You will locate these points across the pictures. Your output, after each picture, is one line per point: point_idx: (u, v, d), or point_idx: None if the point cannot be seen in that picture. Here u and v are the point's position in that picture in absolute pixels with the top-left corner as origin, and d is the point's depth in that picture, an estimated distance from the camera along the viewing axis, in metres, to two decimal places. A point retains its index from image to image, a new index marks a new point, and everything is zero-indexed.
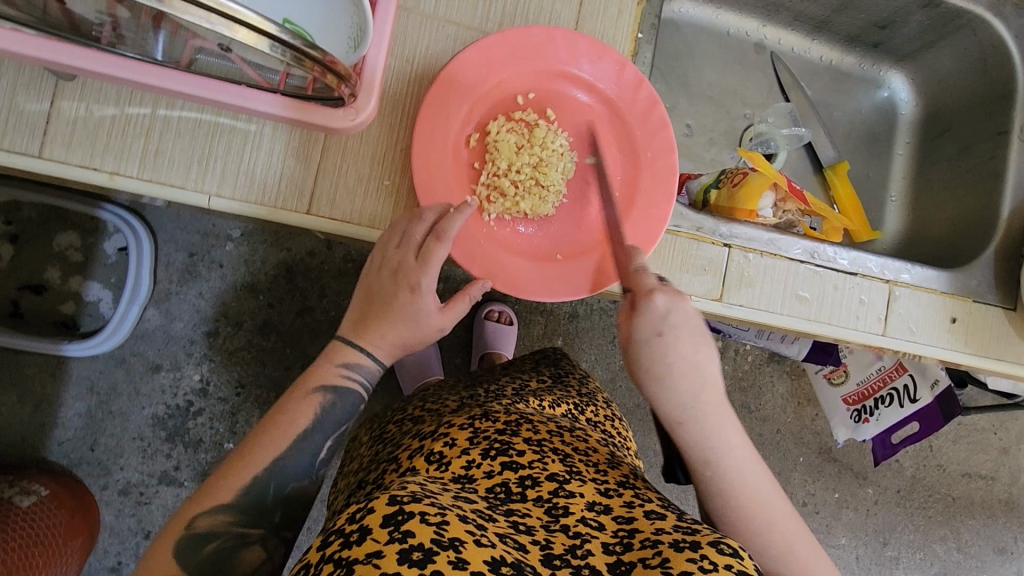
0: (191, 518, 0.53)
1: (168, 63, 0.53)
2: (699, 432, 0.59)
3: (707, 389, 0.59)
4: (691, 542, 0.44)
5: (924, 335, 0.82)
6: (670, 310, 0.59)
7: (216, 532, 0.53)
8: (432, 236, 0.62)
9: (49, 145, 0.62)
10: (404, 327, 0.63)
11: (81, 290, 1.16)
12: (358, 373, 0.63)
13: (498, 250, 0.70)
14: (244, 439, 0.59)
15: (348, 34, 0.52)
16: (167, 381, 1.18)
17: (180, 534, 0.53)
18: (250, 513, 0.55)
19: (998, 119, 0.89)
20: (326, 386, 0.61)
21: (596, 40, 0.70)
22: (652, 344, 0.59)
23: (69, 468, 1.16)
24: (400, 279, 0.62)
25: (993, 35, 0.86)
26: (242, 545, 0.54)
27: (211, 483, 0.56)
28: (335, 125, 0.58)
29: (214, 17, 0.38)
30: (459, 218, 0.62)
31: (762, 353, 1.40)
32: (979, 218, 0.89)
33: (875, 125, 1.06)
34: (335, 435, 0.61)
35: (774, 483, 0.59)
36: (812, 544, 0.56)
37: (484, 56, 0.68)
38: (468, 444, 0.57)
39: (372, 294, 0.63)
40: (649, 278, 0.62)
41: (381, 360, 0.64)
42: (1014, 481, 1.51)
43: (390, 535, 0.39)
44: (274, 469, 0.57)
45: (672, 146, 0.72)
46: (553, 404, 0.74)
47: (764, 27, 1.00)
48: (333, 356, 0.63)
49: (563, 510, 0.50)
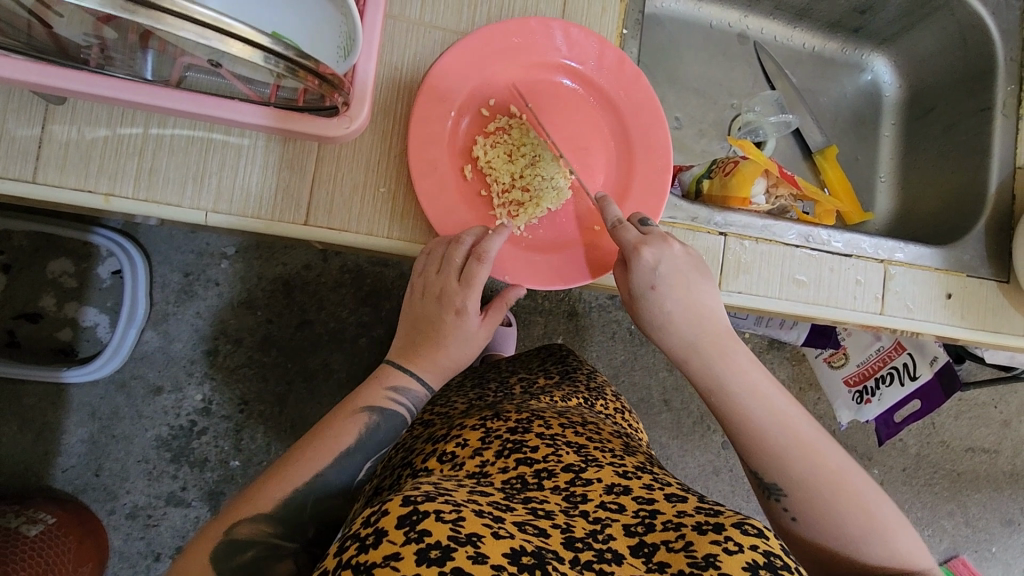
0: (234, 522, 0.53)
1: (158, 82, 0.53)
2: (702, 363, 0.62)
3: (709, 323, 0.63)
4: (714, 524, 0.44)
5: (921, 311, 0.83)
6: (658, 261, 0.63)
7: (255, 540, 0.53)
8: (473, 258, 0.64)
9: (42, 169, 0.61)
10: (453, 352, 0.66)
11: (78, 316, 1.15)
12: (405, 397, 0.64)
13: (537, 257, 0.71)
14: (288, 451, 0.59)
15: (338, 43, 0.52)
16: (169, 403, 1.17)
17: (218, 538, 0.53)
18: (287, 525, 0.54)
19: (981, 96, 0.90)
20: (373, 407, 0.62)
21: (517, 20, 0.69)
22: (647, 297, 0.63)
23: (74, 495, 1.15)
24: (445, 303, 0.65)
25: (972, 14, 0.88)
26: (275, 557, 0.53)
27: (254, 488, 0.56)
28: (329, 134, 0.59)
29: (209, 32, 0.38)
30: (497, 239, 0.65)
31: (762, 340, 1.41)
32: (969, 194, 0.89)
33: (861, 109, 1.07)
34: (376, 457, 0.61)
35: (797, 405, 0.59)
36: (845, 459, 0.56)
37: (434, 85, 0.68)
38: (480, 444, 0.58)
39: (420, 317, 0.66)
40: (631, 232, 0.64)
41: (429, 385, 0.65)
42: (1017, 452, 1.52)
43: (406, 536, 0.39)
44: (315, 481, 0.56)
45: (639, 74, 0.72)
46: (564, 398, 0.74)
47: (745, 17, 1.01)
48: (383, 380, 0.64)
49: (580, 497, 0.50)
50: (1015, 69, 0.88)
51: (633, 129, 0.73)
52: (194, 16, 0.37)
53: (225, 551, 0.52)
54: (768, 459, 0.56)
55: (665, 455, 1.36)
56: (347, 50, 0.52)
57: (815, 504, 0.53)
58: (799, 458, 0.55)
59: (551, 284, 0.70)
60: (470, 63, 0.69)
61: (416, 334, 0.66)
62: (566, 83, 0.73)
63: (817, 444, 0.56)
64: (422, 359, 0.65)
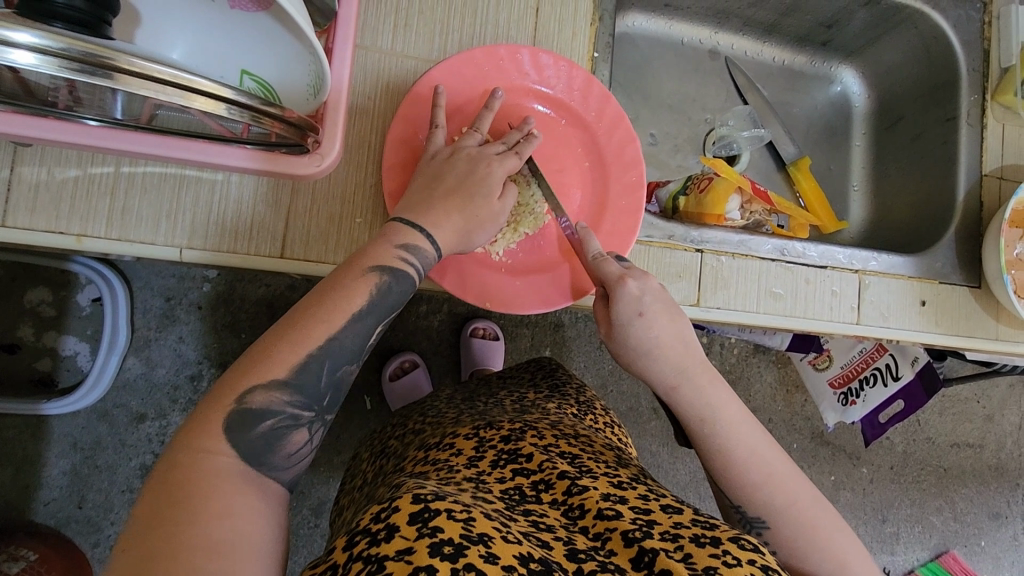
0: (245, 390, 0.46)
1: (128, 122, 0.52)
2: (690, 392, 0.62)
3: (690, 355, 0.63)
4: (712, 537, 0.46)
5: (896, 319, 0.85)
6: (642, 292, 0.63)
7: (271, 410, 0.47)
8: (513, 150, 0.66)
9: (12, 212, 0.61)
10: (478, 211, 0.62)
11: (57, 345, 1.14)
12: (415, 257, 0.56)
13: (511, 279, 0.72)
14: (290, 310, 0.51)
15: (307, 82, 0.53)
16: (154, 430, 1.16)
17: (230, 408, 0.46)
18: (305, 393, 0.48)
19: (946, 106, 0.92)
20: (383, 266, 0.54)
21: (485, 48, 0.70)
22: (635, 325, 0.62)
23: (58, 528, 1.13)
24: (476, 162, 0.64)
25: (933, 27, 0.90)
26: (290, 426, 0.48)
27: (255, 352, 0.48)
28: (299, 172, 0.58)
29: (169, 89, 0.40)
30: (531, 144, 0.68)
31: (747, 345, 1.42)
32: (938, 202, 0.92)
33: (832, 120, 1.09)
34: (385, 320, 0.55)
35: (773, 442, 0.60)
36: (820, 501, 0.56)
37: (406, 121, 0.67)
38: (474, 452, 0.58)
39: (441, 175, 0.62)
40: (614, 266, 0.64)
41: (439, 248, 0.59)
42: (1000, 446, 1.55)
43: (419, 531, 0.40)
44: (329, 344, 0.50)
45: (608, 93, 0.73)
46: (555, 410, 0.75)
47: (716, 33, 1.03)
48: (392, 238, 0.57)
49: (579, 510, 0.49)
50: (978, 79, 0.90)
51: (605, 146, 0.75)
52: (154, 75, 0.38)
53: (239, 420, 0.46)
54: (751, 491, 0.56)
55: (656, 463, 1.36)
56: (317, 88, 0.54)
57: (789, 537, 0.54)
58: (777, 494, 0.56)
59: (529, 305, 0.71)
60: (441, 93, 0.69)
61: (431, 188, 0.61)
62: (536, 106, 0.74)
63: (791, 479, 0.57)
64: (441, 212, 0.59)
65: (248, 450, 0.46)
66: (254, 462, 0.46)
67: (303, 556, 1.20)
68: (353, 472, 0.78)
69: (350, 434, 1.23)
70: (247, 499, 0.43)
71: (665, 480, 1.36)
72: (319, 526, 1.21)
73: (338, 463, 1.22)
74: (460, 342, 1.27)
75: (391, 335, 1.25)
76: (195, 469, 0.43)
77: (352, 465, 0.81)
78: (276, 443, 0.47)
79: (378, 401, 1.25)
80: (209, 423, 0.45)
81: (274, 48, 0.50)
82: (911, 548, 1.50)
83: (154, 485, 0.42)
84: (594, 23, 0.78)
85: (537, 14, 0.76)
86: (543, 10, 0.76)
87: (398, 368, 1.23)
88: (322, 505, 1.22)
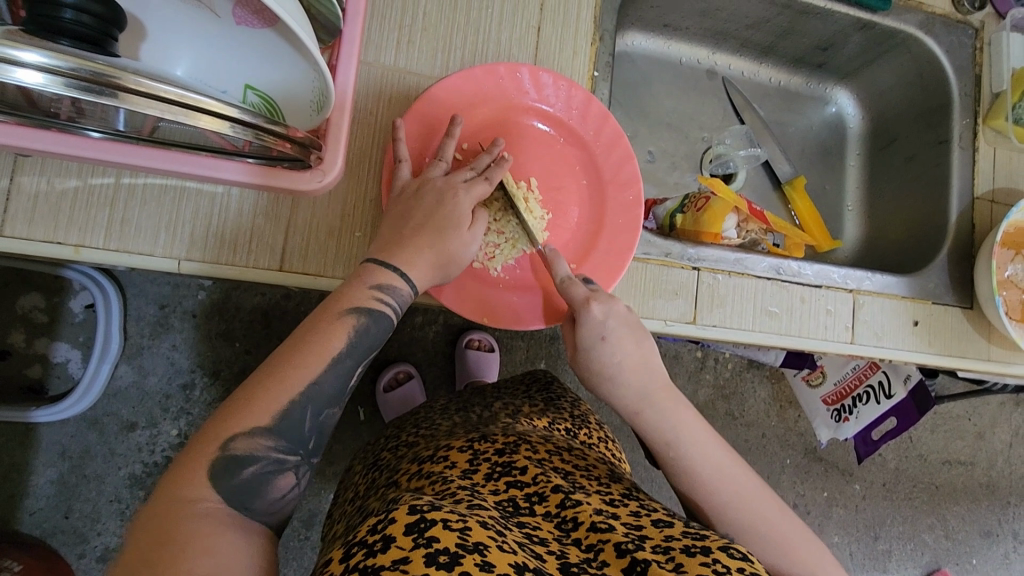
0: (228, 436, 0.46)
1: (130, 134, 0.52)
2: (654, 416, 0.62)
3: (652, 376, 0.64)
4: (702, 547, 0.46)
5: (890, 338, 0.86)
6: (607, 316, 0.63)
7: (255, 455, 0.47)
8: (481, 176, 0.65)
9: (11, 222, 0.61)
10: (450, 242, 0.61)
11: (48, 352, 1.13)
12: (393, 297, 0.57)
13: (509, 296, 0.72)
14: (265, 363, 0.51)
15: (311, 98, 0.53)
16: (144, 439, 1.15)
17: (213, 455, 0.46)
18: (290, 439, 0.49)
19: (938, 129, 0.94)
20: (360, 309, 0.55)
21: (485, 66, 0.70)
22: (597, 348, 0.63)
23: (43, 539, 1.11)
24: (444, 192, 0.63)
25: (926, 52, 0.92)
26: (276, 471, 0.48)
27: (238, 400, 0.48)
28: (301, 187, 0.57)
29: (174, 108, 0.40)
30: (501, 169, 0.67)
31: (741, 360, 1.43)
32: (931, 223, 0.93)
33: (827, 140, 1.11)
34: (365, 361, 0.55)
35: (742, 464, 0.60)
36: (788, 513, 0.57)
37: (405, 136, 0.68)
38: (468, 465, 0.58)
39: (409, 211, 0.61)
40: (579, 289, 0.64)
41: (415, 285, 0.59)
42: (991, 464, 1.55)
43: (414, 542, 0.39)
44: (310, 390, 0.50)
45: (606, 113, 0.74)
46: (548, 425, 0.74)
47: (714, 54, 1.05)
48: (365, 279, 0.57)
49: (572, 522, 0.49)
50: (969, 103, 0.92)
51: (602, 165, 0.75)
52: (159, 94, 0.39)
53: (224, 466, 0.46)
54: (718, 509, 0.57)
55: (649, 477, 1.36)
56: (320, 104, 0.54)
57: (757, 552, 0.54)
58: (745, 506, 0.56)
59: (529, 322, 0.71)
60: (440, 111, 0.69)
61: (404, 223, 0.61)
62: (536, 124, 0.75)
63: (760, 496, 0.57)
64: (411, 250, 0.59)
65: (233, 496, 0.45)
66: (240, 507, 0.45)
67: (293, 569, 1.19)
68: (346, 484, 0.77)
69: (343, 445, 1.22)
70: (237, 540, 0.43)
71: (658, 494, 1.36)
72: (310, 539, 1.20)
73: (330, 475, 1.21)
74: (455, 355, 1.27)
75: (387, 345, 1.25)
76: (180, 513, 0.42)
77: (345, 478, 0.80)
78: (261, 488, 0.47)
79: (371, 413, 1.24)
80: (191, 471, 0.45)
81: (278, 64, 0.50)
82: (903, 565, 1.50)
83: (138, 535, 0.41)
84: (595, 43, 0.79)
85: (539, 33, 0.77)
86: (544, 30, 0.77)
87: (392, 380, 1.22)
88: (313, 517, 1.20)
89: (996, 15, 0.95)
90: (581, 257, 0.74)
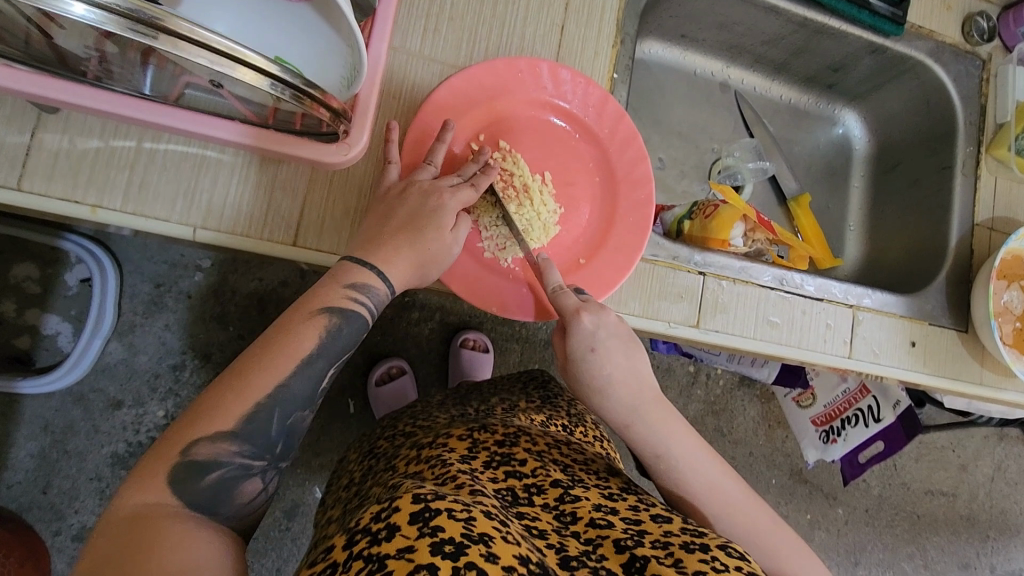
0: (191, 441, 0.46)
1: (156, 98, 0.52)
2: (643, 429, 0.61)
3: (644, 388, 0.63)
4: (701, 544, 0.46)
5: (887, 356, 0.87)
6: (597, 327, 0.62)
7: (219, 461, 0.47)
8: (466, 183, 0.65)
9: (29, 177, 0.61)
10: (430, 244, 0.60)
11: (38, 323, 1.11)
12: (367, 297, 0.56)
13: (503, 283, 0.71)
14: (236, 363, 0.51)
15: (342, 73, 0.54)
16: (129, 418, 1.13)
17: (174, 461, 0.45)
18: (257, 444, 0.49)
19: (942, 156, 0.96)
20: (332, 308, 0.54)
21: (505, 60, 0.71)
22: (587, 360, 0.62)
23: (19, 513, 1.09)
24: (428, 195, 0.62)
25: (935, 79, 0.94)
26: (242, 476, 0.48)
27: (206, 402, 0.48)
28: (324, 160, 0.57)
29: (221, 59, 0.40)
30: (488, 177, 0.66)
31: (733, 378, 1.44)
32: (931, 246, 0.94)
33: (832, 160, 1.12)
34: (338, 363, 0.54)
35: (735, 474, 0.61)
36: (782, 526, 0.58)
37: (423, 123, 0.68)
38: (467, 451, 0.58)
39: (393, 210, 0.61)
40: (568, 299, 0.64)
41: (392, 285, 0.58)
42: (973, 497, 1.56)
43: (419, 531, 0.39)
44: (278, 392, 0.50)
45: (621, 113, 0.75)
46: (546, 421, 0.74)
47: (728, 67, 1.07)
48: (340, 278, 0.56)
49: (571, 516, 0.50)
50: (973, 132, 0.94)
51: (615, 161, 0.76)
52: (211, 43, 0.39)
53: (186, 472, 0.45)
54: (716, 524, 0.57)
55: None
56: (350, 79, 0.54)
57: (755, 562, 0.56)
58: (738, 520, 0.57)
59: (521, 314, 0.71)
60: (459, 100, 0.70)
61: (387, 223, 0.60)
62: (553, 120, 0.76)
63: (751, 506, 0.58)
64: (389, 250, 0.58)
65: (196, 500, 0.45)
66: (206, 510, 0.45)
67: (272, 560, 1.17)
68: (341, 472, 0.76)
69: (331, 436, 1.21)
70: (200, 538, 0.42)
71: None
72: (291, 530, 1.19)
73: (316, 466, 1.20)
74: (449, 352, 1.26)
75: (381, 339, 1.24)
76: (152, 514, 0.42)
77: (339, 466, 0.79)
78: (226, 493, 0.47)
79: (362, 406, 1.23)
80: (153, 474, 0.45)
81: (311, 37, 0.52)
82: None
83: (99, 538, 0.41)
84: (616, 45, 0.80)
85: (562, 31, 0.78)
86: (568, 28, 0.78)
87: (385, 374, 1.21)
88: (296, 508, 1.19)
89: (1003, 49, 0.97)
90: (594, 250, 0.75)
